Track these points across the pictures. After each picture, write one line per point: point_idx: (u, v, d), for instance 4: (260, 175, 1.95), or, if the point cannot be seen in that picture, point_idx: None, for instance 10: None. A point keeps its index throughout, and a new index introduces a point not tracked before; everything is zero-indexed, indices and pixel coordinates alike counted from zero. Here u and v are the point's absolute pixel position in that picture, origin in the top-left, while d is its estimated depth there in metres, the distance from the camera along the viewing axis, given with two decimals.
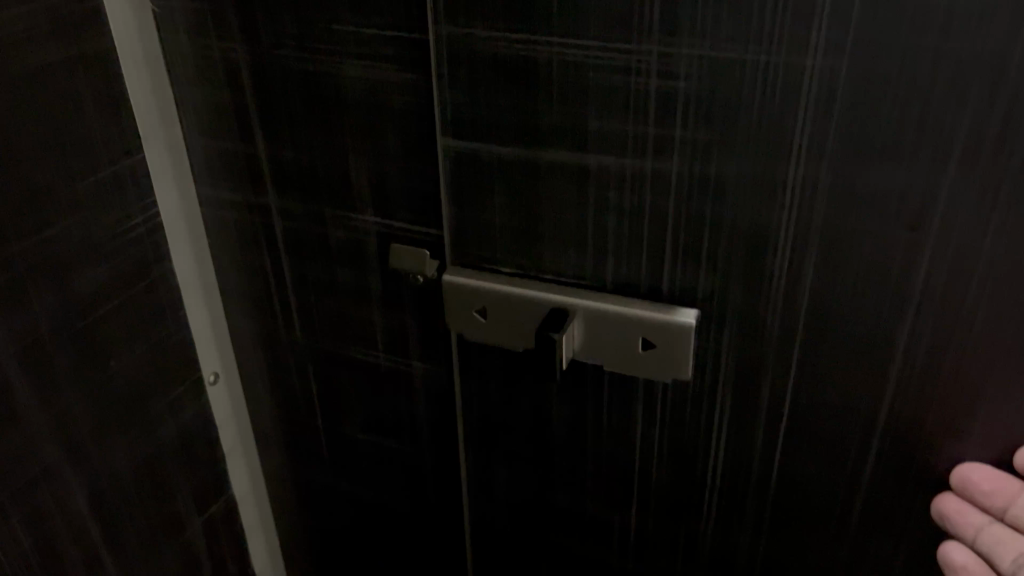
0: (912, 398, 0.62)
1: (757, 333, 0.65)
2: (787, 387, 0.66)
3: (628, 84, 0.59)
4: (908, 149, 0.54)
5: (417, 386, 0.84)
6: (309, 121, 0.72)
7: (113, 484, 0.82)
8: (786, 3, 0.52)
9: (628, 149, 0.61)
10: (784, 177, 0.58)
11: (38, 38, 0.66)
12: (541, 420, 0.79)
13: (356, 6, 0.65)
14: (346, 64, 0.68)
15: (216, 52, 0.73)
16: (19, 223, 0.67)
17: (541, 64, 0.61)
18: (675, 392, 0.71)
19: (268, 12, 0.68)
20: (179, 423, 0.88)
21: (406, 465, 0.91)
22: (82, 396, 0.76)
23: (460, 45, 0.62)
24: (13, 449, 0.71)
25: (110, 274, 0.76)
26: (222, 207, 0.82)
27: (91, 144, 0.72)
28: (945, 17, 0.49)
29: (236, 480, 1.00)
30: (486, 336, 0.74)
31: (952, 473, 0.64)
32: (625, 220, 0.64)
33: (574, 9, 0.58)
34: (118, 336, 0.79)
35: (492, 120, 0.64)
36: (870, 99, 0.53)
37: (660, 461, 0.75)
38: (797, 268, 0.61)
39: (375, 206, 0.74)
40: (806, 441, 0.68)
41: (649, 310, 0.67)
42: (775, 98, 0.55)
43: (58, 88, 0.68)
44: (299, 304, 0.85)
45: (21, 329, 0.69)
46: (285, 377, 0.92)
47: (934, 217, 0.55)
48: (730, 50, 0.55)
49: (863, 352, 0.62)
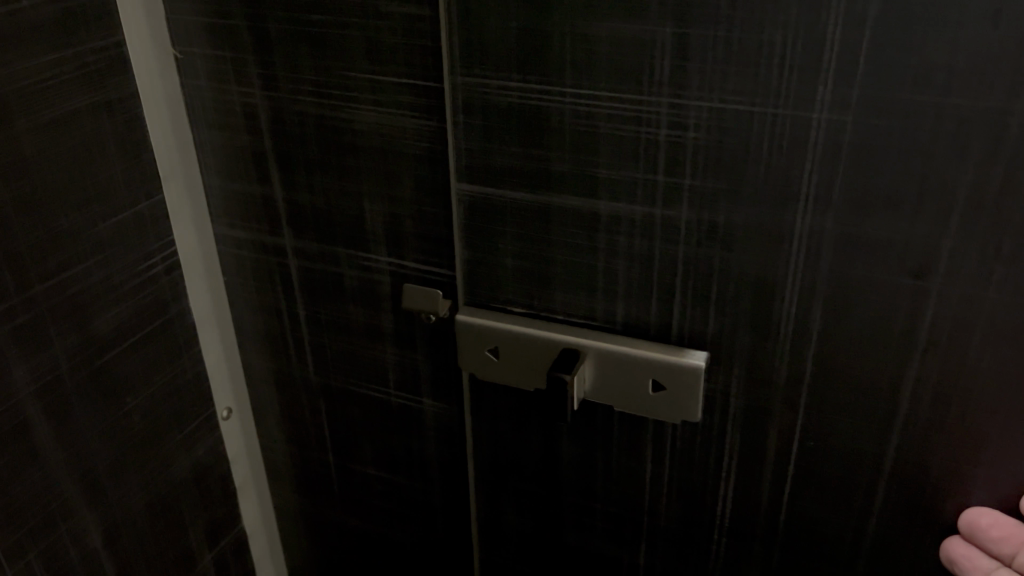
0: (918, 442, 0.63)
1: (765, 376, 0.66)
2: (794, 429, 0.67)
3: (638, 134, 0.61)
4: (912, 200, 0.55)
5: (428, 424, 0.85)
6: (326, 165, 0.74)
7: (127, 520, 0.83)
8: (793, 59, 0.54)
9: (638, 197, 0.63)
10: (791, 225, 0.59)
11: (65, 85, 0.68)
12: (551, 459, 0.80)
13: (374, 55, 0.67)
14: (363, 111, 0.70)
15: (235, 97, 0.74)
16: (43, 264, 0.69)
17: (554, 114, 0.62)
18: (685, 433, 0.72)
19: (288, 60, 0.70)
20: (192, 459, 0.89)
21: (415, 502, 0.92)
22: (99, 433, 0.77)
23: (475, 95, 0.64)
24: (31, 487, 0.72)
25: (129, 313, 0.78)
26: (238, 247, 0.84)
27: (114, 186, 0.74)
28: (946, 75, 0.51)
29: (247, 515, 1.00)
30: (498, 376, 0.76)
31: (960, 517, 0.65)
32: (635, 265, 0.66)
33: (586, 62, 0.60)
34: (135, 373, 0.80)
35: (506, 167, 0.66)
36: (875, 151, 0.55)
37: (669, 501, 0.76)
38: (805, 314, 0.62)
39: (389, 248, 0.76)
40: (814, 483, 0.69)
41: (659, 353, 0.68)
42: (782, 148, 0.57)
43: (83, 133, 0.70)
44: (312, 342, 0.86)
45: (42, 368, 0.71)
46: (296, 412, 0.93)
47: (938, 266, 0.57)
48: (738, 102, 0.57)
49: (870, 396, 0.63)
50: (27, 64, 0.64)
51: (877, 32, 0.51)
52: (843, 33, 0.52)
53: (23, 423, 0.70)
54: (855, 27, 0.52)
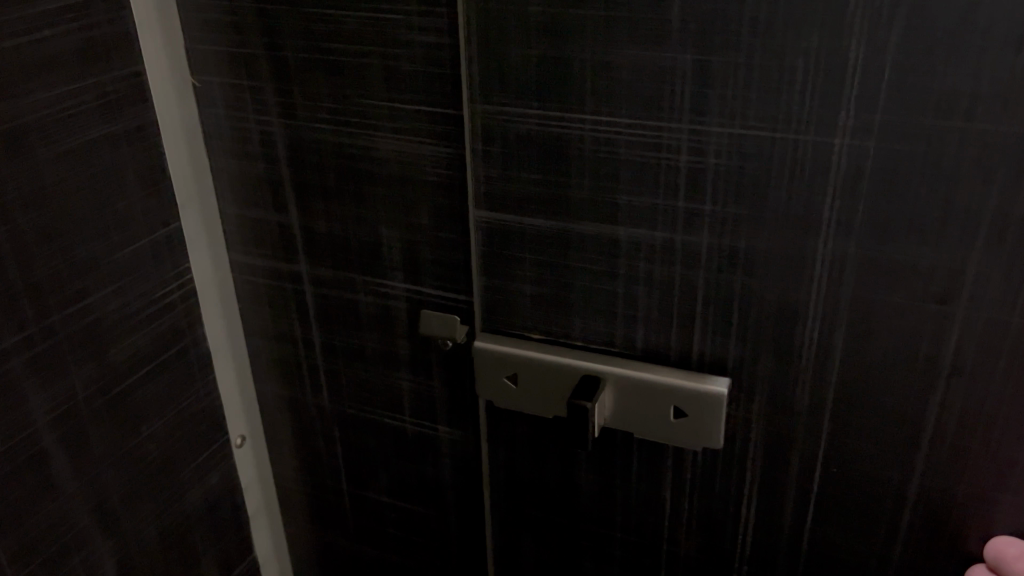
0: (942, 468, 0.63)
1: (787, 403, 0.66)
2: (816, 456, 0.67)
3: (659, 160, 0.61)
4: (936, 226, 0.55)
5: (444, 451, 0.85)
6: (344, 192, 0.74)
7: (140, 550, 0.82)
8: (815, 85, 0.54)
9: (658, 223, 0.63)
10: (813, 250, 0.59)
11: (86, 114, 0.68)
12: (569, 486, 0.79)
13: (393, 83, 0.67)
14: (381, 138, 0.70)
15: (253, 125, 0.75)
16: (61, 293, 0.69)
17: (573, 140, 0.63)
18: (706, 459, 0.71)
19: (307, 89, 0.71)
20: (205, 488, 0.89)
21: (430, 530, 0.91)
22: (114, 463, 0.77)
23: (494, 121, 0.64)
24: (46, 517, 0.71)
25: (145, 341, 0.78)
26: (253, 275, 0.83)
27: (131, 215, 0.74)
28: (970, 100, 0.51)
29: (261, 543, 1.00)
30: (516, 404, 0.75)
31: (988, 545, 0.63)
32: (655, 290, 0.66)
33: (606, 88, 0.60)
34: (150, 401, 0.80)
35: (525, 194, 0.66)
36: (897, 177, 0.55)
37: (689, 528, 0.75)
38: (827, 339, 0.62)
39: (405, 275, 0.76)
40: (837, 509, 0.68)
41: (681, 379, 0.68)
42: (803, 174, 0.57)
43: (102, 162, 0.70)
44: (327, 369, 0.86)
45: (59, 397, 0.70)
46: (311, 439, 0.92)
47: (963, 292, 0.56)
48: (760, 129, 0.57)
49: (893, 422, 0.63)
50: (47, 93, 0.64)
51: (900, 58, 0.52)
52: (865, 59, 0.52)
53: (39, 453, 0.70)
54: (878, 54, 0.52)
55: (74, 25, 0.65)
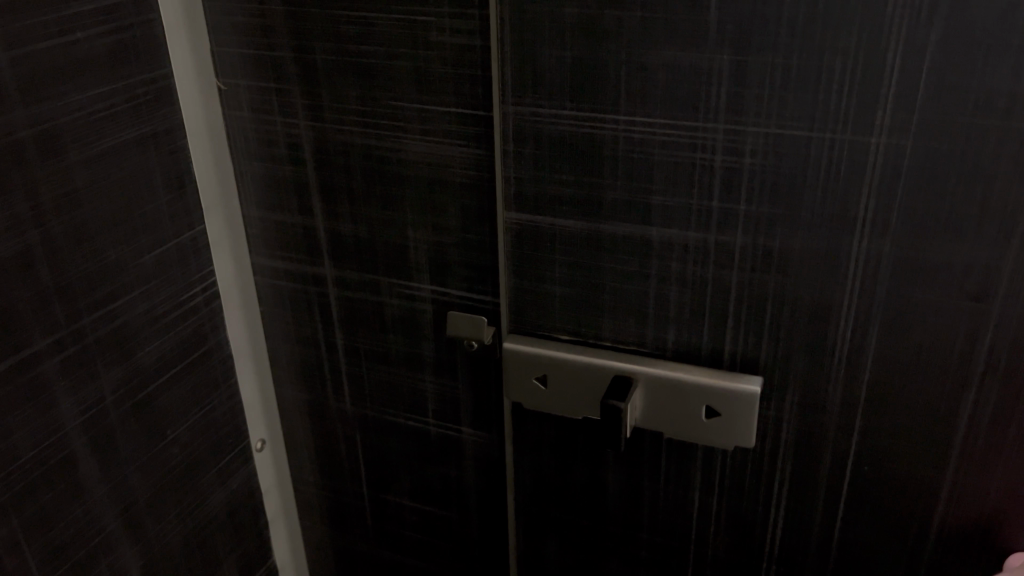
0: (975, 465, 0.63)
1: (818, 404, 0.66)
2: (848, 454, 0.67)
3: (694, 160, 0.61)
4: (973, 223, 0.55)
5: (467, 453, 0.85)
6: (371, 195, 0.74)
7: (165, 553, 0.82)
8: (852, 86, 0.55)
9: (691, 223, 0.63)
10: (848, 249, 0.60)
11: (116, 116, 0.68)
12: (595, 488, 0.79)
13: (423, 85, 0.67)
14: (410, 140, 0.70)
15: (279, 127, 0.75)
16: (91, 295, 0.69)
17: (607, 141, 0.63)
18: (735, 459, 0.71)
19: (335, 91, 0.71)
20: (227, 492, 0.88)
21: (452, 533, 0.91)
22: (139, 467, 0.76)
23: (527, 122, 0.64)
24: (74, 520, 0.71)
25: (171, 344, 0.77)
26: (276, 278, 0.83)
27: (159, 218, 0.74)
28: (1007, 100, 0.52)
29: (280, 548, 0.99)
30: (546, 406, 0.75)
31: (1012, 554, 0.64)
32: (687, 290, 0.66)
33: (641, 89, 0.60)
34: (175, 404, 0.79)
35: (556, 195, 0.66)
36: (933, 175, 0.55)
37: (717, 527, 0.75)
38: (860, 338, 0.62)
39: (432, 276, 0.76)
40: (867, 508, 0.68)
41: (712, 378, 0.68)
42: (840, 174, 0.57)
43: (132, 165, 0.70)
44: (350, 373, 0.86)
45: (87, 400, 0.70)
46: (331, 442, 0.92)
47: (998, 290, 0.57)
48: (796, 128, 0.57)
49: (926, 419, 0.63)
50: (79, 94, 0.64)
51: (938, 58, 0.52)
52: (902, 59, 0.53)
53: (68, 457, 0.69)
54: (916, 54, 0.52)
55: (104, 28, 0.65)
